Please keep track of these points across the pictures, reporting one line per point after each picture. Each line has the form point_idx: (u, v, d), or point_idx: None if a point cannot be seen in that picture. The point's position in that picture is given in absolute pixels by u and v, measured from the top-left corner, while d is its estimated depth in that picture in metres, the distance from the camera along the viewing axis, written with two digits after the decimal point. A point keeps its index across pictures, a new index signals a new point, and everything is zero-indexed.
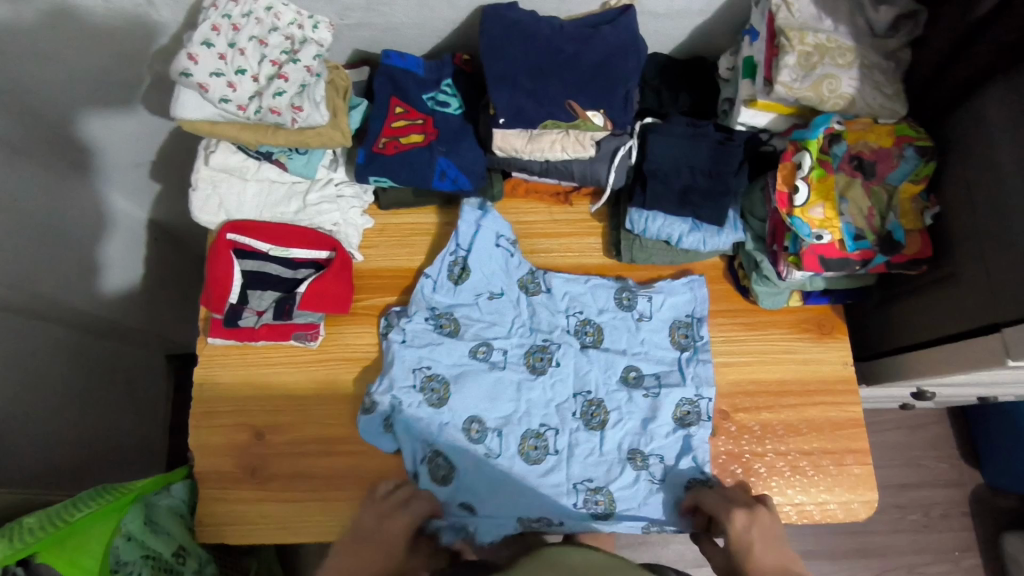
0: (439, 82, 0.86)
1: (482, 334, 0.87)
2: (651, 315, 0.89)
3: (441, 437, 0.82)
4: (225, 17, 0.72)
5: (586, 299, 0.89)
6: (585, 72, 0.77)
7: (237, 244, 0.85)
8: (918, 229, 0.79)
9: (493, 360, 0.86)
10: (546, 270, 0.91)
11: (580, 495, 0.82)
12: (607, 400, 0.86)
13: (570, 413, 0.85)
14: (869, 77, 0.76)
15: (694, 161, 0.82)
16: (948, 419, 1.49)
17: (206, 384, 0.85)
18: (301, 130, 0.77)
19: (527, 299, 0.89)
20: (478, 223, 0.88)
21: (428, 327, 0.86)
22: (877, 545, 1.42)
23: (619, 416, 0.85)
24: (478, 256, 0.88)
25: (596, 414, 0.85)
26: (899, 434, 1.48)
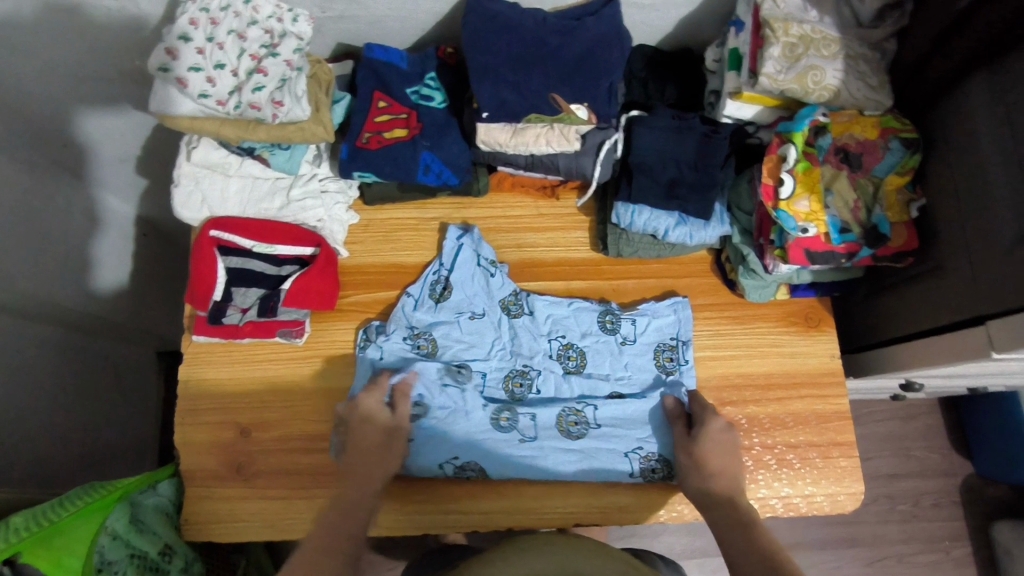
0: (421, 76, 0.85)
1: (461, 355, 0.85)
2: (635, 339, 0.88)
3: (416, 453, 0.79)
4: (202, 11, 0.71)
5: (569, 323, 0.88)
6: (569, 64, 0.76)
7: (220, 241, 0.84)
8: (904, 221, 0.78)
9: (473, 385, 0.84)
10: (530, 293, 0.89)
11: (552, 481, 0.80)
12: (588, 413, 0.83)
13: (549, 427, 0.82)
14: (854, 68, 0.76)
15: (680, 154, 0.82)
16: (939, 410, 1.49)
17: (191, 381, 0.84)
18: (282, 124, 0.77)
19: (509, 321, 0.87)
20: (458, 243, 0.88)
21: (404, 347, 0.84)
22: (867, 535, 1.43)
23: (600, 429, 0.82)
24: (460, 275, 0.87)
25: (577, 425, 0.82)
26: (890, 425, 1.48)
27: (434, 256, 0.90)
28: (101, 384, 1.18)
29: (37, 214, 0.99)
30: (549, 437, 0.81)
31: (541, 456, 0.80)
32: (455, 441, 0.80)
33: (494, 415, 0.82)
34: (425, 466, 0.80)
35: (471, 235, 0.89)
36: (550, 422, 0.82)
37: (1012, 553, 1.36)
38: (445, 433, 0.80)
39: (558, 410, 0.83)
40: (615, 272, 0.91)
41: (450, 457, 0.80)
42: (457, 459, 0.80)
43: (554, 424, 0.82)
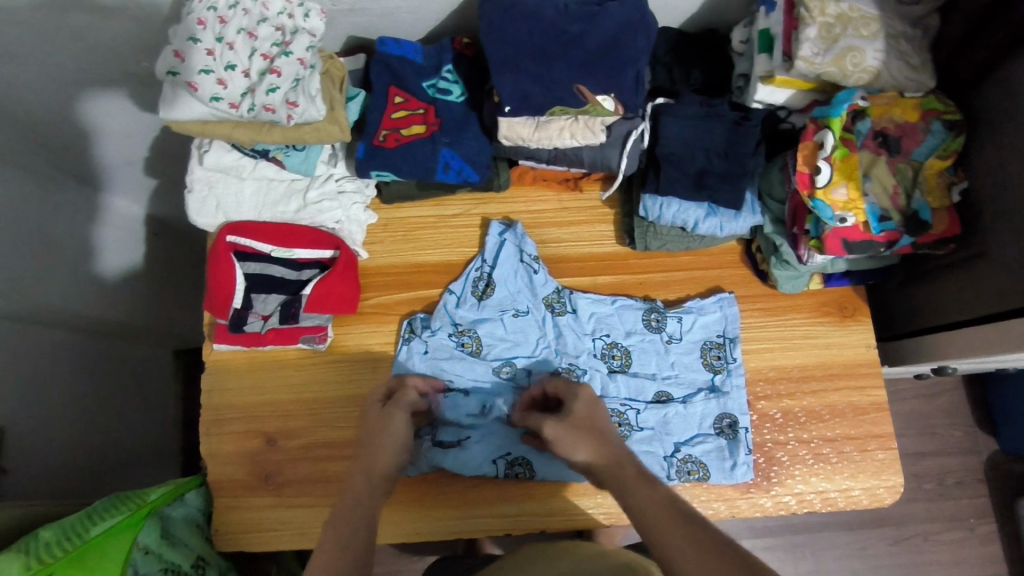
0: (438, 68, 0.82)
1: (505, 354, 0.83)
2: (680, 337, 0.86)
3: (466, 453, 0.79)
4: (211, 10, 0.69)
5: (613, 321, 0.86)
6: (592, 53, 0.73)
7: (238, 246, 0.82)
8: (945, 207, 0.75)
9: (518, 382, 0.83)
10: (573, 289, 0.87)
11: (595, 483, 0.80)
12: (630, 416, 0.82)
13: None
14: (895, 48, 0.72)
15: (709, 143, 0.79)
16: (964, 387, 1.47)
17: (214, 391, 0.83)
18: (297, 126, 0.74)
19: (553, 319, 0.85)
20: (502, 239, 0.86)
21: (450, 344, 0.83)
22: (893, 515, 1.42)
23: (642, 431, 0.82)
24: (503, 272, 0.85)
25: (620, 427, 0.81)
26: (915, 403, 1.46)
27: (476, 252, 0.88)
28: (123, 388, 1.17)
29: (47, 222, 0.97)
30: None
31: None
32: (508, 434, 0.80)
33: None
34: (477, 462, 0.79)
35: (515, 231, 0.86)
36: None
37: None
38: (496, 430, 0.80)
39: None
40: (643, 264, 0.88)
41: (502, 453, 0.80)
42: (509, 454, 0.80)
43: None
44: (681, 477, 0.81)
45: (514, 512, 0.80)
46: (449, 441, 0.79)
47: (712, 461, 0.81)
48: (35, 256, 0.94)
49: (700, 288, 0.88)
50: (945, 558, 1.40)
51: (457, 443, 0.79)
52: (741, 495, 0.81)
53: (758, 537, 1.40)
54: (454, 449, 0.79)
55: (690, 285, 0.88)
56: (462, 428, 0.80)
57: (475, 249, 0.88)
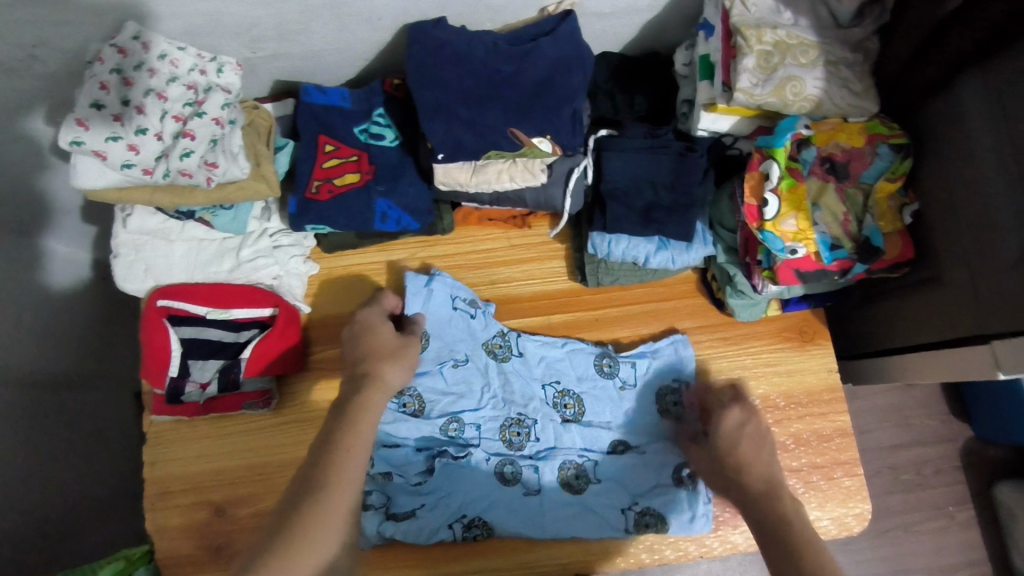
0: (369, 113, 0.78)
1: (451, 409, 0.81)
2: (634, 382, 0.83)
3: (419, 522, 0.76)
4: (114, 72, 0.64)
5: (563, 366, 0.84)
6: (526, 95, 0.70)
7: (171, 310, 0.78)
8: (897, 229, 0.73)
9: (467, 438, 0.80)
10: (519, 331, 0.85)
11: (552, 535, 0.77)
12: (588, 467, 0.80)
13: (549, 480, 0.79)
14: (835, 75, 0.70)
15: (655, 176, 0.77)
16: None
17: (157, 464, 0.79)
18: (221, 186, 0.71)
19: (497, 367, 0.83)
20: (427, 289, 0.81)
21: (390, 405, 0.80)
22: None
23: (598, 484, 0.80)
24: (436, 321, 0.81)
25: (577, 478, 0.80)
26: (888, 396, 1.46)
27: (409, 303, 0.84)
28: (99, 439, 1.06)
29: None
30: (552, 492, 0.79)
31: (545, 512, 0.78)
32: (462, 496, 0.78)
33: (497, 471, 0.79)
34: (433, 527, 0.77)
35: (441, 278, 0.82)
36: (553, 478, 0.79)
37: (1017, 515, 1.35)
38: (445, 488, 0.78)
39: (558, 463, 0.80)
40: (596, 300, 0.86)
41: (458, 515, 0.78)
42: (466, 516, 0.78)
43: (558, 483, 0.79)
44: (641, 526, 0.78)
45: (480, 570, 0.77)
46: (400, 512, 0.77)
47: (671, 509, 0.78)
48: None
49: (658, 320, 0.86)
50: (926, 548, 1.41)
51: (409, 513, 0.77)
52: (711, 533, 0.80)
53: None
54: (406, 517, 0.76)
55: (646, 318, 0.85)
56: (414, 495, 0.77)
57: None
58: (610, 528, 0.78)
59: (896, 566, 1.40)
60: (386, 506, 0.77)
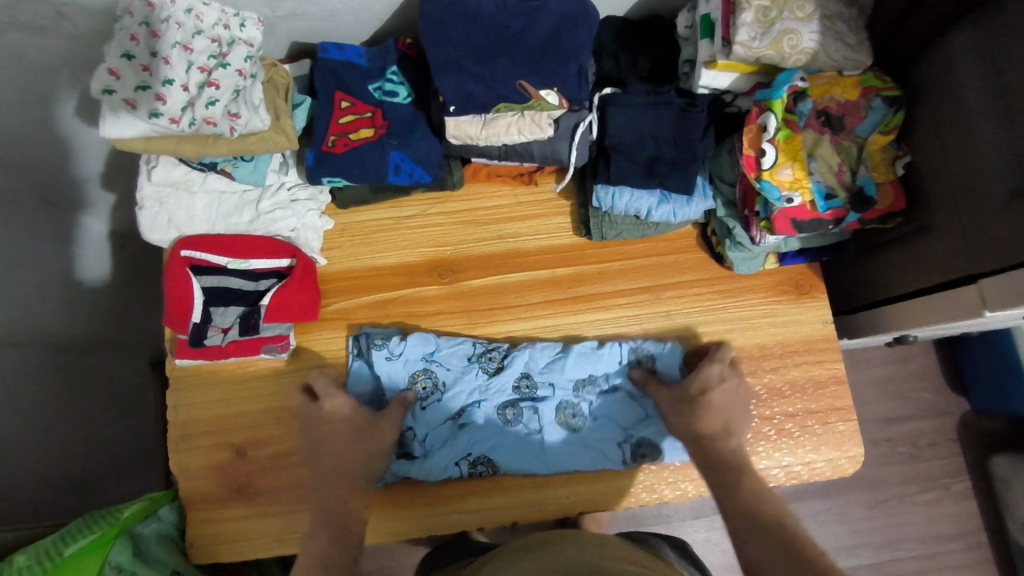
0: (383, 70, 0.81)
1: (452, 356, 0.84)
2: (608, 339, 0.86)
3: (428, 461, 0.80)
4: (143, 25, 0.68)
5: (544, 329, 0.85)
6: (534, 51, 0.74)
7: (194, 260, 0.81)
8: (890, 180, 0.76)
9: (469, 384, 0.83)
10: (524, 282, 0.88)
11: (554, 470, 0.81)
12: (584, 407, 0.83)
13: (549, 421, 0.82)
14: (830, 28, 0.74)
15: (657, 131, 0.80)
16: (934, 350, 1.50)
17: (181, 408, 0.83)
18: (242, 137, 0.74)
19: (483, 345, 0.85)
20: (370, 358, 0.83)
21: (394, 359, 0.83)
22: (869, 480, 1.45)
23: (594, 421, 0.83)
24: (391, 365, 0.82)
25: (574, 417, 0.83)
26: (886, 369, 1.49)
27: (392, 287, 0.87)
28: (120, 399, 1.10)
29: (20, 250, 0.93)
30: (552, 431, 0.82)
31: (546, 449, 0.81)
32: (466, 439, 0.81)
33: (500, 413, 0.82)
34: (441, 468, 0.80)
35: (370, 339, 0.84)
36: (552, 417, 0.82)
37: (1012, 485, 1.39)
38: (453, 431, 0.81)
39: (556, 404, 0.83)
40: (603, 254, 0.89)
41: (463, 455, 0.81)
42: (471, 455, 0.81)
43: (556, 421, 0.82)
44: (640, 459, 0.82)
45: (491, 508, 0.81)
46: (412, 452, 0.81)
47: (663, 440, 0.82)
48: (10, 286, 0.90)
49: (659, 273, 0.89)
50: (921, 518, 1.44)
51: (420, 454, 0.81)
52: None
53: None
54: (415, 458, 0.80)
55: (648, 272, 0.89)
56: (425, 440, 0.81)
57: (432, 248, 0.88)
58: (609, 460, 0.81)
59: (892, 534, 1.43)
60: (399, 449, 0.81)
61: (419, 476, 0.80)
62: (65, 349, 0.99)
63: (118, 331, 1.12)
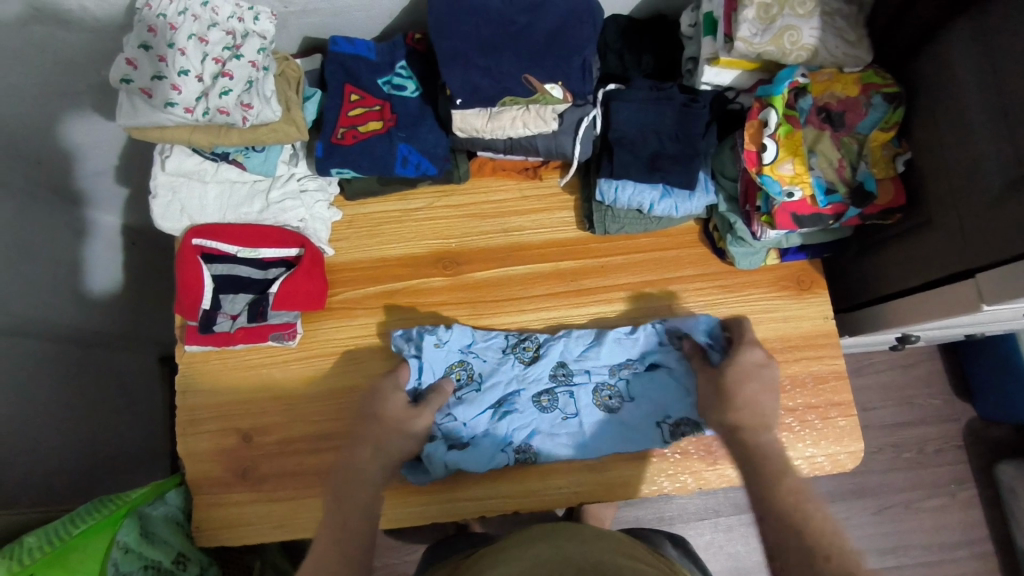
0: (392, 65, 0.83)
1: (488, 347, 0.86)
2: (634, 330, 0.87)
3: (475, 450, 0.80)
4: (161, 16, 0.70)
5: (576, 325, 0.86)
6: (539, 45, 0.76)
7: (204, 248, 0.83)
8: (890, 176, 0.77)
9: (507, 374, 0.84)
10: (518, 274, 0.89)
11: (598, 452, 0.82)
12: (620, 387, 0.85)
13: (586, 404, 0.84)
14: (830, 25, 0.75)
15: (659, 126, 0.81)
16: (940, 356, 1.50)
17: (190, 393, 0.84)
18: (254, 127, 0.76)
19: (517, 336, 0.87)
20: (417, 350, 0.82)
21: (437, 351, 0.83)
22: (874, 485, 1.45)
23: (633, 402, 0.84)
24: (433, 354, 0.82)
25: (611, 399, 0.85)
26: (892, 375, 1.49)
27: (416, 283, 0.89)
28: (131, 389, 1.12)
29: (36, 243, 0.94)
30: (589, 412, 0.84)
31: (585, 431, 0.83)
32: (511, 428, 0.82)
33: (536, 399, 0.84)
34: (488, 455, 0.81)
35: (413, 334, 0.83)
36: (589, 400, 0.84)
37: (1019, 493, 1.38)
38: (497, 420, 0.82)
39: (593, 387, 0.85)
40: (606, 248, 0.90)
41: (508, 441, 0.82)
42: (514, 442, 0.82)
43: (594, 403, 0.84)
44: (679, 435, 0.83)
45: (528, 492, 0.82)
46: (455, 442, 0.81)
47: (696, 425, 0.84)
48: (24, 278, 0.91)
49: (660, 267, 0.90)
50: (926, 524, 1.43)
51: (464, 443, 0.81)
52: (709, 467, 0.84)
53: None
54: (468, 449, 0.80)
55: (649, 266, 0.90)
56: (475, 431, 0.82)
57: (438, 240, 0.90)
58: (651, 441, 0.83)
59: (897, 540, 1.43)
60: (449, 441, 0.81)
61: (470, 466, 0.80)
62: (78, 337, 1.01)
63: (131, 321, 1.14)
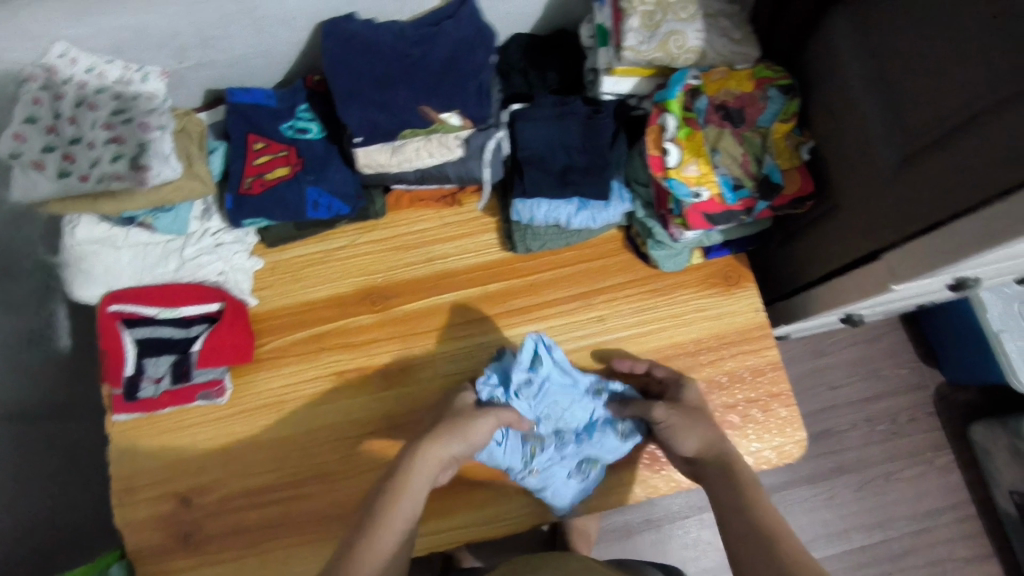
0: (293, 109, 0.83)
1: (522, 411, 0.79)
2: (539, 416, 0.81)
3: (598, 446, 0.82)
4: (44, 88, 0.70)
5: (552, 394, 0.81)
6: (432, 74, 0.75)
7: (123, 314, 0.82)
8: (794, 166, 0.78)
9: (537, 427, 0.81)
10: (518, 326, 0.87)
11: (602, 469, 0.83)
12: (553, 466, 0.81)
13: (565, 458, 0.82)
14: (714, 25, 0.77)
15: (567, 141, 0.81)
16: (902, 326, 1.52)
17: (125, 461, 0.83)
18: (157, 189, 0.75)
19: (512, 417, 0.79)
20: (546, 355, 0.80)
21: (524, 373, 0.79)
22: (853, 461, 1.45)
23: (566, 471, 0.82)
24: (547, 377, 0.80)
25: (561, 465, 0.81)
26: (859, 350, 1.50)
27: (352, 324, 0.88)
28: (85, 459, 1.10)
29: None
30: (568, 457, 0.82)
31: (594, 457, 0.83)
32: (600, 438, 0.82)
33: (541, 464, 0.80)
34: (605, 447, 0.82)
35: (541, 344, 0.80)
36: (563, 464, 0.81)
37: (993, 453, 1.39)
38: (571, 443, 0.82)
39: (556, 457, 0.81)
40: (531, 267, 0.90)
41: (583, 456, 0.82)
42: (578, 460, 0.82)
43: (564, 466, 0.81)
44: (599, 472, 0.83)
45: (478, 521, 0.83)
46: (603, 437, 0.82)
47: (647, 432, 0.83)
48: None
49: (588, 280, 0.90)
50: (908, 494, 1.43)
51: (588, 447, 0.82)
52: (656, 473, 0.84)
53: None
54: (562, 476, 0.81)
55: (577, 279, 0.90)
56: (561, 461, 0.81)
57: (365, 277, 0.89)
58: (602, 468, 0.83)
59: (881, 514, 1.43)
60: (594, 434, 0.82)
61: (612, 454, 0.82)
62: (25, 414, 0.99)
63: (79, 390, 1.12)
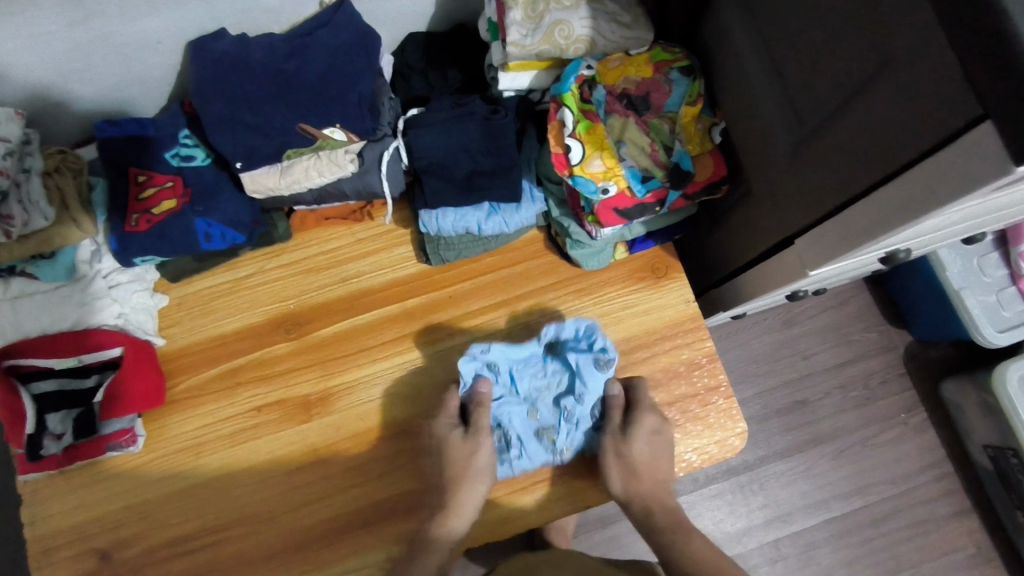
0: (176, 136, 0.78)
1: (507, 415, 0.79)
2: (536, 400, 0.80)
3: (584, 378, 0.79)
4: None
5: (528, 372, 0.80)
6: (312, 88, 0.71)
7: (16, 369, 0.76)
8: (708, 150, 0.73)
9: (539, 404, 0.80)
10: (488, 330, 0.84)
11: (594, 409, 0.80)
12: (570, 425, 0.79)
13: (582, 409, 0.79)
14: (601, 11, 0.74)
15: (467, 143, 0.77)
16: (868, 288, 1.45)
17: (38, 522, 0.79)
18: (26, 239, 0.71)
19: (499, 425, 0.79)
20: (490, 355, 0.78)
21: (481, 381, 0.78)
22: (828, 430, 1.39)
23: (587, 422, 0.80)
24: (514, 370, 0.80)
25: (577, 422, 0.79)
26: (828, 316, 1.44)
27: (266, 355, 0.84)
28: None
29: None
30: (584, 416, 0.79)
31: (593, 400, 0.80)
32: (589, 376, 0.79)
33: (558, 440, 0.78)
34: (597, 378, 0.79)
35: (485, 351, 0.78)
36: (580, 420, 0.79)
37: (966, 410, 1.33)
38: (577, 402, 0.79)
39: (570, 421, 0.79)
40: (448, 278, 0.86)
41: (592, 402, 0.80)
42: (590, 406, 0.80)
43: (580, 420, 0.79)
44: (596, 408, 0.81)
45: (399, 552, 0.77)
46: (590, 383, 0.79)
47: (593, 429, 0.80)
48: None
49: (510, 286, 0.86)
50: (887, 458, 1.37)
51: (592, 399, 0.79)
52: (595, 484, 0.79)
53: (705, 486, 1.36)
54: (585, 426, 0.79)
55: (498, 286, 0.86)
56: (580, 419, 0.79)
57: (276, 304, 0.86)
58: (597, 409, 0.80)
59: (860, 481, 1.36)
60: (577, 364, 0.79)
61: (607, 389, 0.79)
62: None
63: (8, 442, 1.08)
